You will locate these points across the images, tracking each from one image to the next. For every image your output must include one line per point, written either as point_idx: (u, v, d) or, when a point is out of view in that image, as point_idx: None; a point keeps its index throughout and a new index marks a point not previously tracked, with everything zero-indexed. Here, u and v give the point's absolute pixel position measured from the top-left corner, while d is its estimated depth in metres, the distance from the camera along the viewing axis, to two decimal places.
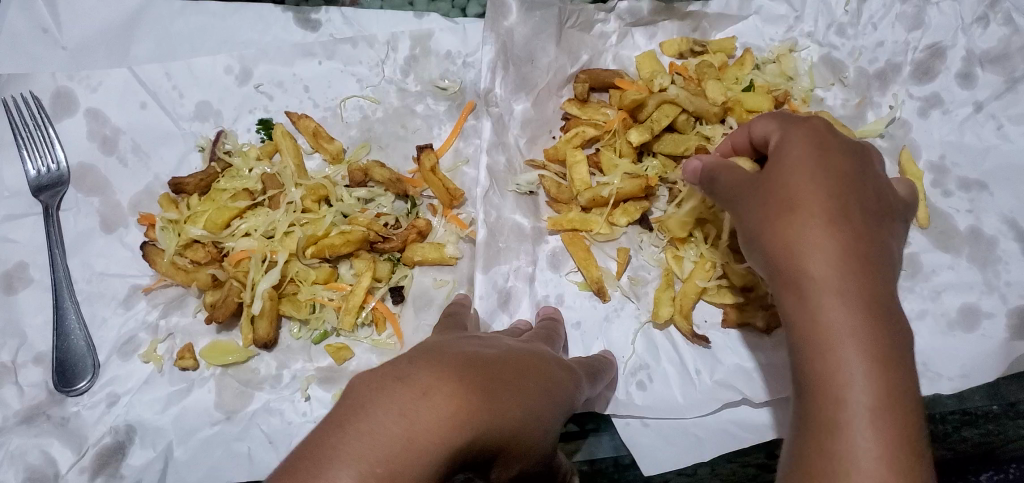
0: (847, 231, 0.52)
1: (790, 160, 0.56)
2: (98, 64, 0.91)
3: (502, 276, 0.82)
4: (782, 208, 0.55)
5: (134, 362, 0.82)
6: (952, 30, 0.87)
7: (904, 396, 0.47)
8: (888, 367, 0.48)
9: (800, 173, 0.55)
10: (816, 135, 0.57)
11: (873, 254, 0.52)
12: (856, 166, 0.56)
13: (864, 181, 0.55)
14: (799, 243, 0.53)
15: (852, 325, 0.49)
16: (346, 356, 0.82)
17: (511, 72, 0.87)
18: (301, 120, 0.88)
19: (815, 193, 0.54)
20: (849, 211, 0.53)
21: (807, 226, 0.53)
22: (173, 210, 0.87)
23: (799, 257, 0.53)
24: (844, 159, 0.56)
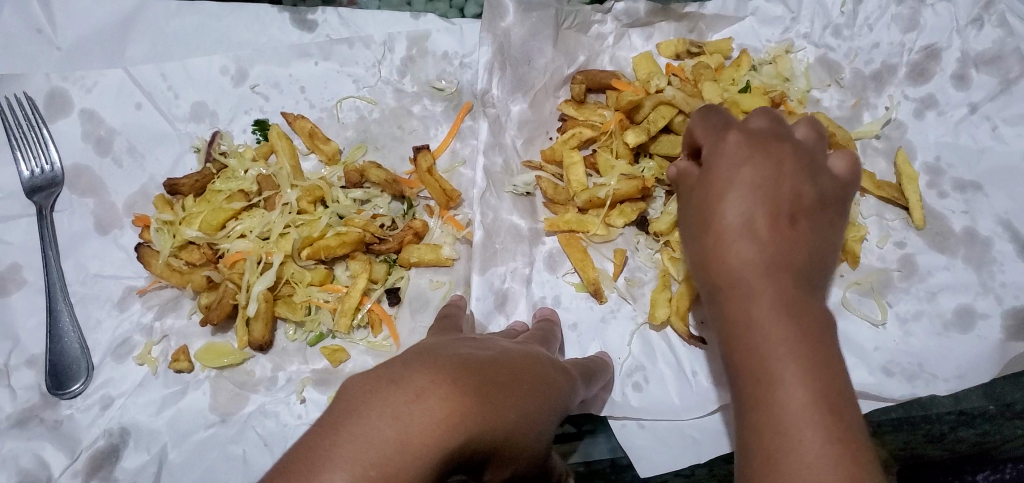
0: (761, 236, 0.53)
1: (710, 176, 0.59)
2: (93, 64, 0.91)
3: (499, 277, 0.82)
4: (708, 226, 0.57)
5: (128, 364, 0.82)
6: (947, 32, 0.87)
7: (829, 377, 0.46)
8: (815, 351, 0.47)
9: (717, 188, 0.57)
10: (731, 142, 0.59)
11: (792, 251, 0.53)
12: (772, 161, 0.57)
13: (782, 174, 0.56)
14: (721, 255, 0.54)
15: (774, 317, 0.49)
16: (342, 358, 0.81)
17: (508, 73, 0.87)
18: (297, 121, 0.88)
19: (730, 203, 0.56)
20: (762, 212, 0.54)
21: (727, 234, 0.54)
22: (168, 211, 0.86)
23: (723, 270, 0.54)
24: (757, 158, 0.57)
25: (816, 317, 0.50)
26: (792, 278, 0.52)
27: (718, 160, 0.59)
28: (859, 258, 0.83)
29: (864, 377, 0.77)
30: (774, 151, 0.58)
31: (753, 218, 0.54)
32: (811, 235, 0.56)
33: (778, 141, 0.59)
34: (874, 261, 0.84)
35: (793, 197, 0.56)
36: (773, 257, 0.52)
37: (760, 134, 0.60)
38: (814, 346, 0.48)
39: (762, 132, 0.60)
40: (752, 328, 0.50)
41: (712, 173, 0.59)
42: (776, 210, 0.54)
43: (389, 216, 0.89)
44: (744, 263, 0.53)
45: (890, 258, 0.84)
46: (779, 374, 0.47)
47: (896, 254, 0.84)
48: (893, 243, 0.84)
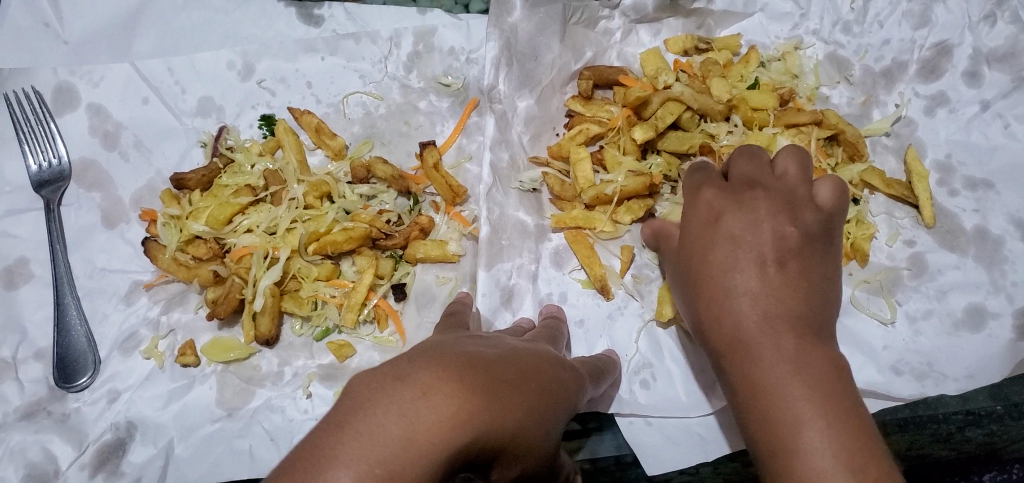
0: (760, 290, 0.58)
1: (695, 238, 0.65)
2: (100, 59, 0.91)
3: (505, 274, 0.81)
4: (704, 288, 0.62)
5: (135, 358, 0.82)
6: (959, 29, 0.86)
7: (848, 419, 0.51)
8: (829, 400, 0.52)
9: (705, 249, 0.63)
10: (707, 201, 0.66)
11: (787, 298, 0.58)
12: (751, 212, 0.62)
13: (765, 223, 0.61)
14: (725, 316, 0.59)
15: (782, 374, 0.54)
16: (349, 353, 0.81)
17: (516, 69, 0.87)
18: (304, 116, 0.88)
19: (721, 264, 0.61)
20: (749, 267, 0.59)
21: (726, 294, 0.59)
22: (175, 206, 0.86)
23: (729, 328, 0.59)
24: (734, 214, 0.62)
25: (821, 361, 0.54)
26: (793, 327, 0.56)
27: (699, 221, 0.65)
28: (868, 257, 0.83)
29: (873, 376, 0.76)
30: (748, 201, 0.63)
31: (750, 277, 0.59)
32: (807, 274, 0.60)
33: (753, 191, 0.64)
34: (883, 259, 0.83)
35: (779, 243, 0.60)
36: (770, 310, 0.57)
37: (733, 188, 0.66)
38: (826, 393, 0.52)
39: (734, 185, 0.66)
40: (764, 386, 0.55)
41: (695, 235, 0.65)
42: (763, 262, 0.59)
43: (395, 212, 0.89)
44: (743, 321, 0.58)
45: (899, 256, 0.83)
46: (800, 429, 0.51)
47: (906, 253, 0.83)
48: (902, 241, 0.84)
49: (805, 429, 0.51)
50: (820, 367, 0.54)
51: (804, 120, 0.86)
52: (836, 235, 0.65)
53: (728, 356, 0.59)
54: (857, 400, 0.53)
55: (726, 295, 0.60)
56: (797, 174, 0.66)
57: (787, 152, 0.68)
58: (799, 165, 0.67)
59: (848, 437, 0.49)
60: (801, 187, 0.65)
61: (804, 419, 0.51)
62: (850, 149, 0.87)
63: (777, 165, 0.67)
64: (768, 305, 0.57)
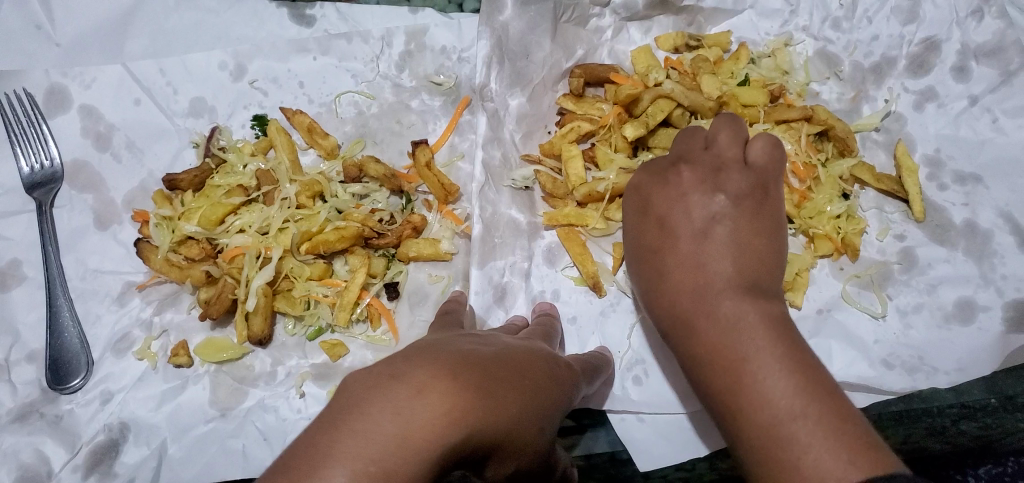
0: (694, 266, 0.63)
1: (638, 228, 0.71)
2: (92, 60, 0.91)
3: (498, 271, 0.81)
4: (653, 274, 0.67)
5: (128, 359, 0.82)
6: (947, 24, 0.87)
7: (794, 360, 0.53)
8: (773, 343, 0.54)
9: (647, 236, 0.69)
10: (643, 190, 0.71)
11: (718, 262, 0.62)
12: (677, 191, 0.68)
13: (692, 197, 0.67)
14: (670, 295, 0.64)
15: (722, 334, 0.57)
16: (342, 352, 0.81)
17: (506, 68, 0.87)
18: (296, 116, 0.88)
19: (661, 246, 0.67)
20: (683, 242, 0.65)
21: (666, 275, 0.65)
22: (167, 206, 0.86)
23: (675, 307, 0.63)
24: (661, 196, 0.69)
25: (758, 314, 0.57)
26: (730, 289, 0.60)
27: (638, 211, 0.71)
28: (859, 251, 0.83)
29: (865, 369, 0.77)
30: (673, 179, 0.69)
31: (687, 255, 0.64)
32: (739, 233, 0.64)
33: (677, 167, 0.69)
34: (874, 254, 0.84)
35: (705, 214, 0.65)
36: (704, 278, 0.62)
37: (661, 167, 0.71)
38: (771, 343, 0.54)
39: (662, 164, 0.71)
40: (709, 349, 0.58)
41: (637, 227, 0.71)
42: (693, 236, 0.65)
43: (387, 211, 0.89)
44: (685, 295, 0.62)
45: (890, 251, 0.83)
46: (750, 382, 0.53)
47: (896, 247, 0.83)
48: (893, 236, 0.84)
49: (755, 377, 0.53)
50: (757, 315, 0.57)
51: (795, 116, 0.87)
52: (770, 189, 0.68)
53: (678, 334, 0.63)
54: (804, 342, 0.56)
55: (669, 272, 0.65)
56: (722, 136, 0.70)
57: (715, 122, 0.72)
58: (731, 131, 0.70)
59: (798, 376, 0.52)
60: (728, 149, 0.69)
61: (754, 369, 0.53)
62: (842, 144, 0.87)
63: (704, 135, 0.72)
64: (704, 276, 0.62)
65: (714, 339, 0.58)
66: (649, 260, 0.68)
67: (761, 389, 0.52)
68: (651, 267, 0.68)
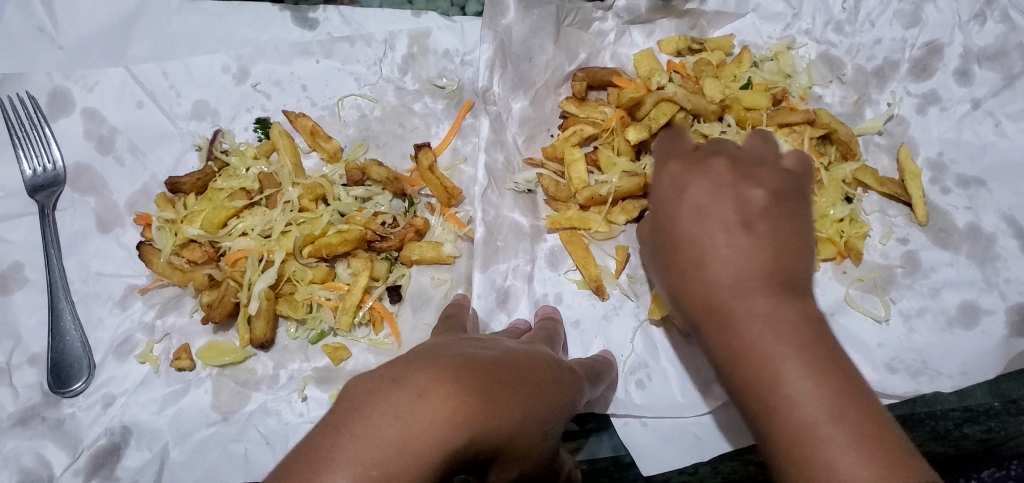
0: (734, 263, 0.51)
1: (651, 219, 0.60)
2: (95, 63, 0.91)
3: (501, 274, 0.82)
4: (678, 271, 0.55)
5: (130, 362, 0.81)
6: (950, 27, 0.87)
7: (827, 355, 0.48)
8: (802, 344, 0.48)
9: (677, 227, 0.55)
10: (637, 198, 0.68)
11: (759, 259, 0.51)
12: (711, 175, 0.55)
13: (728, 184, 0.54)
14: (710, 292, 0.52)
15: (757, 333, 0.49)
16: (344, 356, 0.81)
17: (509, 71, 0.88)
18: (298, 119, 0.88)
19: (692, 242, 0.53)
20: (716, 233, 0.53)
21: (697, 271, 0.53)
22: (170, 210, 0.86)
23: (720, 313, 0.51)
24: (692, 180, 0.56)
25: (796, 316, 0.49)
26: (767, 286, 0.50)
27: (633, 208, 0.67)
28: (862, 255, 0.83)
29: (867, 374, 0.77)
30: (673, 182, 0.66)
31: (727, 249, 0.52)
32: (783, 231, 0.53)
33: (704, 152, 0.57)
34: (878, 258, 0.84)
35: (745, 207, 0.53)
36: (745, 268, 0.51)
37: (695, 156, 0.58)
38: (805, 339, 0.49)
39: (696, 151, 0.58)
40: (744, 353, 0.50)
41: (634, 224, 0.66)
42: (729, 226, 0.53)
43: (389, 213, 0.89)
44: (718, 289, 0.51)
45: (893, 254, 0.83)
46: (780, 384, 0.48)
47: (899, 251, 0.83)
48: (896, 239, 0.84)
49: (780, 367, 0.48)
50: (797, 317, 0.49)
51: (796, 120, 0.87)
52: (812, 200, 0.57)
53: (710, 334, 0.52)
54: (832, 336, 0.50)
55: (704, 268, 0.52)
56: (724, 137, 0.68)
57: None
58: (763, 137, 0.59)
59: (831, 380, 0.47)
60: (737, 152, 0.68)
61: (782, 371, 0.48)
62: (844, 148, 0.87)
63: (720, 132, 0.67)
64: (741, 274, 0.51)
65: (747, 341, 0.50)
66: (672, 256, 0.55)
67: (791, 393, 0.47)
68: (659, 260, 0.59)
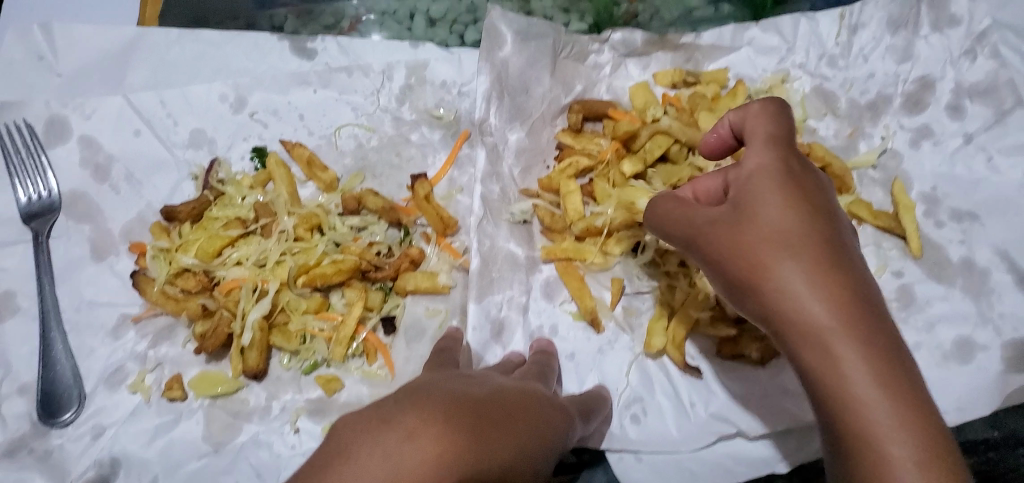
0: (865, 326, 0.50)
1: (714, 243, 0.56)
2: (94, 91, 0.92)
3: (495, 306, 0.81)
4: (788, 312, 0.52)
5: (121, 393, 0.81)
6: (941, 63, 0.89)
7: (933, 432, 0.48)
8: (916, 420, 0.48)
9: (804, 271, 0.51)
10: (670, 208, 0.61)
11: (878, 323, 0.51)
12: (782, 203, 0.54)
13: (826, 237, 0.53)
14: (832, 349, 0.50)
15: (879, 401, 0.49)
16: (337, 387, 0.80)
17: (506, 102, 0.89)
18: (295, 149, 0.88)
19: (819, 294, 0.51)
20: (851, 292, 0.51)
21: (821, 326, 0.50)
22: (165, 238, 0.86)
23: (831, 365, 0.50)
24: (765, 208, 0.54)
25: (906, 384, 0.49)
26: (884, 352, 0.50)
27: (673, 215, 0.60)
28: None
29: None
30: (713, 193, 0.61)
31: (856, 309, 0.50)
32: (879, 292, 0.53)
33: (768, 173, 0.56)
34: None
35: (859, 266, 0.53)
36: (873, 332, 0.50)
37: (811, 197, 0.55)
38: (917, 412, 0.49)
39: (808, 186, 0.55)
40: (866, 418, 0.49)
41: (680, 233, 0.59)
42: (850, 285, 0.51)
43: (383, 243, 0.87)
44: (807, 321, 0.51)
45: (888, 288, 0.82)
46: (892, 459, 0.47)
47: (894, 285, 0.83)
48: (890, 273, 0.83)
49: (866, 396, 0.49)
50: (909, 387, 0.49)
51: None
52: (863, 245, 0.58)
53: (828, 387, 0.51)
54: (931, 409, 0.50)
55: (782, 298, 0.52)
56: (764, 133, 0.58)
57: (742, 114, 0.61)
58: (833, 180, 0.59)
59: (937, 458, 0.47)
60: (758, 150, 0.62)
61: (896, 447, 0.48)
62: (838, 183, 0.87)
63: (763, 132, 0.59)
64: (867, 338, 0.50)
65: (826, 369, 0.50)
66: (746, 287, 0.54)
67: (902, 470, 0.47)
68: (727, 283, 0.56)
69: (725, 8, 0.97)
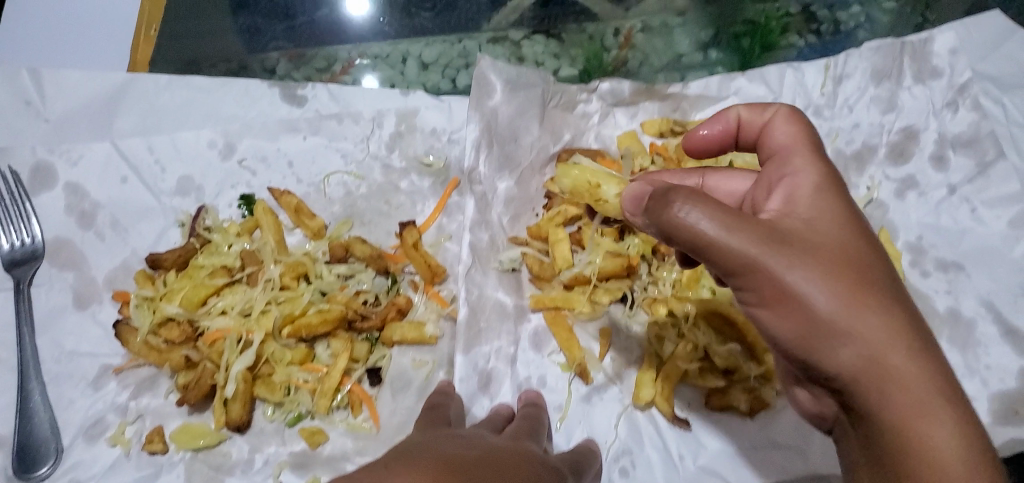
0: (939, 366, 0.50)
1: (789, 265, 0.51)
2: (81, 137, 0.92)
3: (483, 357, 0.80)
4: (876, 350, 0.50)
5: (100, 446, 0.78)
6: (924, 114, 0.91)
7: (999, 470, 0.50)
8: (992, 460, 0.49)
9: (889, 309, 0.51)
10: (720, 218, 0.51)
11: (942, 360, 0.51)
12: (849, 238, 0.53)
13: (889, 273, 0.53)
14: (921, 388, 0.49)
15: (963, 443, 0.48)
16: (321, 440, 0.79)
17: (495, 151, 0.89)
18: (283, 196, 0.88)
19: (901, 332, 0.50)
20: (920, 330, 0.51)
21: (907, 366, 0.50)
22: (149, 287, 0.85)
23: (918, 406, 0.49)
24: (832, 231, 0.54)
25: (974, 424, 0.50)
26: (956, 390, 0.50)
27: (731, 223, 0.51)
28: None
29: None
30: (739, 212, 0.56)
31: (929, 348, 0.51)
32: None
33: (825, 192, 0.56)
34: None
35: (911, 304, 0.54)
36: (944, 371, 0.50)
37: (866, 230, 0.55)
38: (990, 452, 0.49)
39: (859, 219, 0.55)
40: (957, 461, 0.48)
41: (741, 246, 0.51)
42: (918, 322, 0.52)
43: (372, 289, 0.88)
44: (890, 359, 0.50)
45: None
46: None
47: None
48: None
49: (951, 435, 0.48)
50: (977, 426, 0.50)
51: None
52: None
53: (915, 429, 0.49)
54: None
55: (869, 335, 0.50)
56: (803, 149, 0.60)
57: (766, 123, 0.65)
58: None
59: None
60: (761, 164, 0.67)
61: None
62: None
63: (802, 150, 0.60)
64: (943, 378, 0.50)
65: (915, 415, 0.49)
66: (820, 317, 0.50)
67: None
68: (788, 310, 0.51)
69: (714, 55, 1.00)
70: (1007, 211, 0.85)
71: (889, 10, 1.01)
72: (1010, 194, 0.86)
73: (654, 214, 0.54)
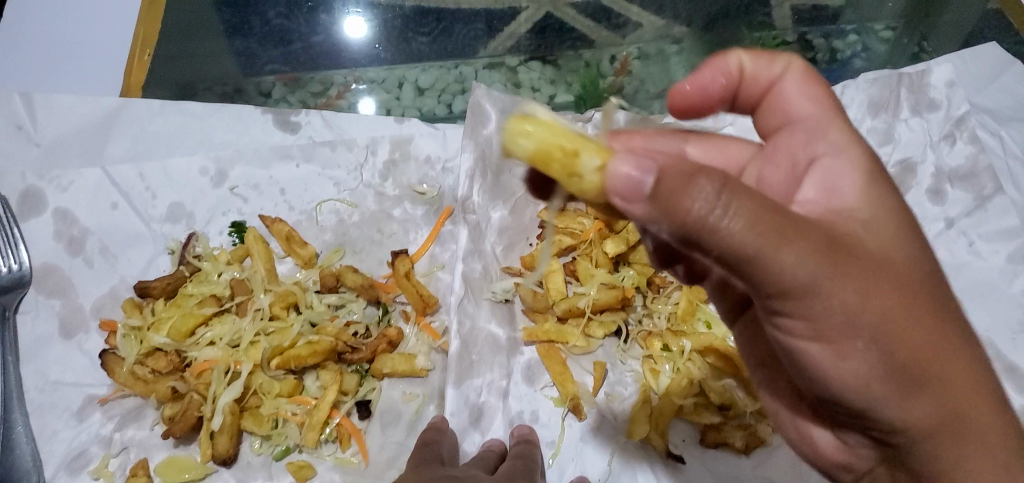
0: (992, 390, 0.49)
1: (859, 302, 0.44)
2: (72, 162, 0.91)
3: (475, 391, 0.78)
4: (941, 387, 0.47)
5: (82, 479, 0.76)
6: (921, 147, 0.91)
7: None
8: None
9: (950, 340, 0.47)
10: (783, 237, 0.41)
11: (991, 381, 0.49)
12: (905, 254, 0.48)
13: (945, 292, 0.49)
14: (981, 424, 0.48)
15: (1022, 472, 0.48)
16: (309, 474, 0.76)
17: (489, 180, 0.89)
18: (275, 224, 0.87)
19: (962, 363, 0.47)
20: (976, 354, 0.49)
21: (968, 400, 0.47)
22: (137, 315, 0.84)
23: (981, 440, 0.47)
24: (888, 247, 0.48)
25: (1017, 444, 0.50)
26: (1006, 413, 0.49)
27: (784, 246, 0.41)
28: None
29: None
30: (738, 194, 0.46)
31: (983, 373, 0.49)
32: None
33: (874, 187, 0.51)
34: None
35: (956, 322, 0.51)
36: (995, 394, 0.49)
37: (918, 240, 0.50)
38: None
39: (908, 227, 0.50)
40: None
41: (802, 277, 0.42)
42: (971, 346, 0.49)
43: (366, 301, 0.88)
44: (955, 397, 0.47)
45: None
46: None
47: None
48: None
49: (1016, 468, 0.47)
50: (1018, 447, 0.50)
51: None
52: None
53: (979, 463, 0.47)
54: None
55: (938, 372, 0.46)
56: (831, 121, 0.57)
57: (778, 81, 0.61)
58: None
59: None
60: (765, 129, 0.65)
61: None
62: None
63: (831, 121, 0.57)
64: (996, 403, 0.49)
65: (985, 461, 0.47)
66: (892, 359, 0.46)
67: None
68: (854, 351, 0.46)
69: None
70: (1004, 245, 0.84)
71: (886, 39, 1.01)
72: (1007, 229, 0.85)
73: (666, 216, 0.40)
